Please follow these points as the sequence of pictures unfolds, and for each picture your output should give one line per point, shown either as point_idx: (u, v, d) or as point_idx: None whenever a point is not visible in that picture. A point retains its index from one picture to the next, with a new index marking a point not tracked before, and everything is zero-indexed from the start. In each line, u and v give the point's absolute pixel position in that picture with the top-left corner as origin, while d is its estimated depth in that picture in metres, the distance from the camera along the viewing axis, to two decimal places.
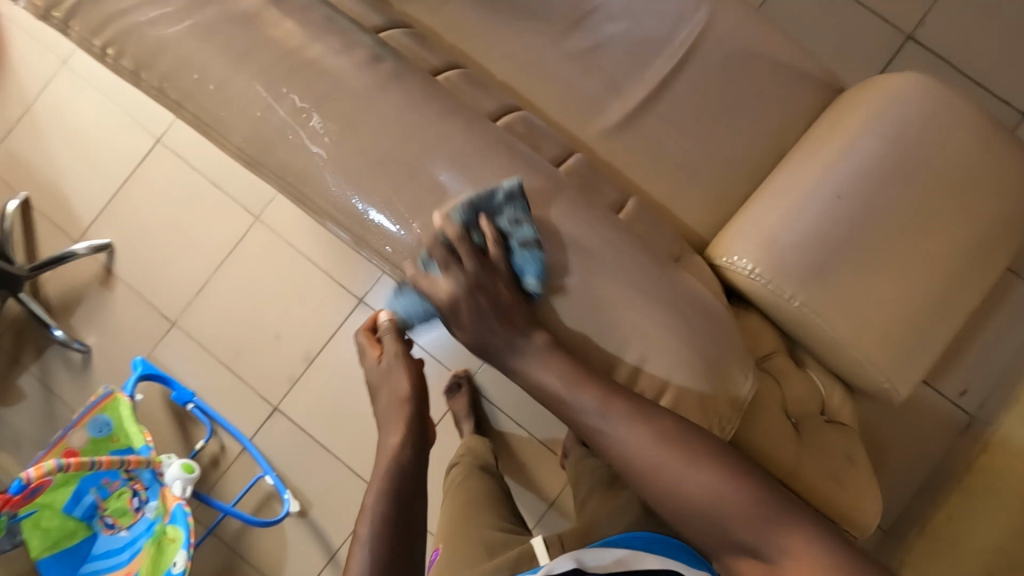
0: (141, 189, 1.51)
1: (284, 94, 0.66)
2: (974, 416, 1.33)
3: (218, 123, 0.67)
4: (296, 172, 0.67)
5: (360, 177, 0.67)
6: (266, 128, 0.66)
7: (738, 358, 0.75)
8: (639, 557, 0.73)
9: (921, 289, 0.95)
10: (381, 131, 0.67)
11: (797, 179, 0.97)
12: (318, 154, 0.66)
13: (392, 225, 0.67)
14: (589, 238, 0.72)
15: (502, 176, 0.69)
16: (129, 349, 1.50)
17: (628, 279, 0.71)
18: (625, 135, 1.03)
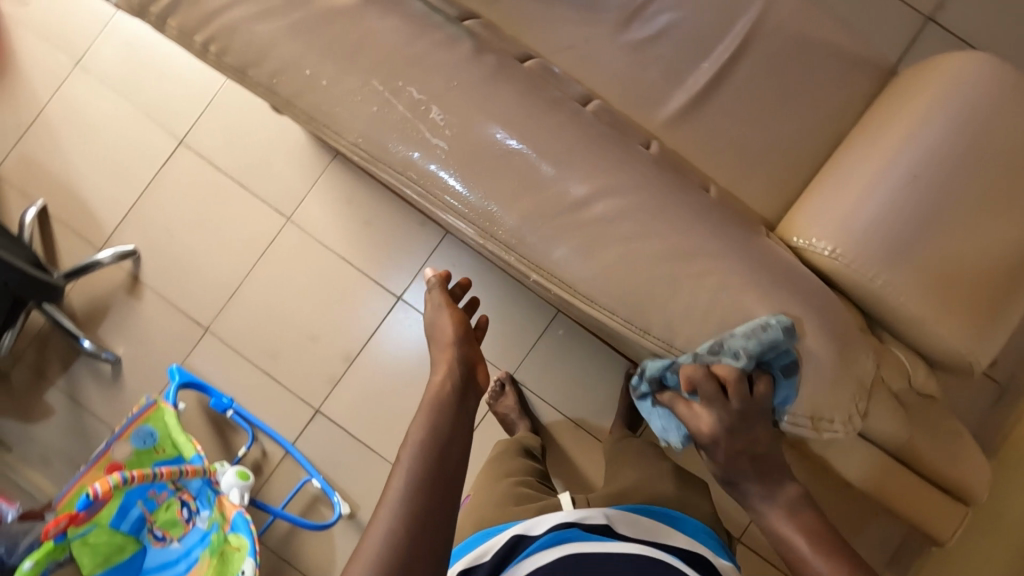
0: (163, 192, 1.55)
1: (400, 87, 0.64)
2: (1008, 385, 1.45)
3: (333, 121, 0.65)
4: (416, 169, 0.65)
5: (479, 173, 0.65)
6: (384, 122, 0.64)
7: (859, 342, 0.72)
8: (670, 534, 0.82)
9: (997, 266, 0.86)
10: (499, 124, 0.65)
11: (867, 162, 0.92)
12: (440, 147, 0.65)
13: (489, 204, 0.66)
14: (698, 226, 0.69)
15: (612, 165, 0.68)
16: (164, 354, 1.53)
17: (748, 264, 0.69)
18: (687, 124, 1.00)
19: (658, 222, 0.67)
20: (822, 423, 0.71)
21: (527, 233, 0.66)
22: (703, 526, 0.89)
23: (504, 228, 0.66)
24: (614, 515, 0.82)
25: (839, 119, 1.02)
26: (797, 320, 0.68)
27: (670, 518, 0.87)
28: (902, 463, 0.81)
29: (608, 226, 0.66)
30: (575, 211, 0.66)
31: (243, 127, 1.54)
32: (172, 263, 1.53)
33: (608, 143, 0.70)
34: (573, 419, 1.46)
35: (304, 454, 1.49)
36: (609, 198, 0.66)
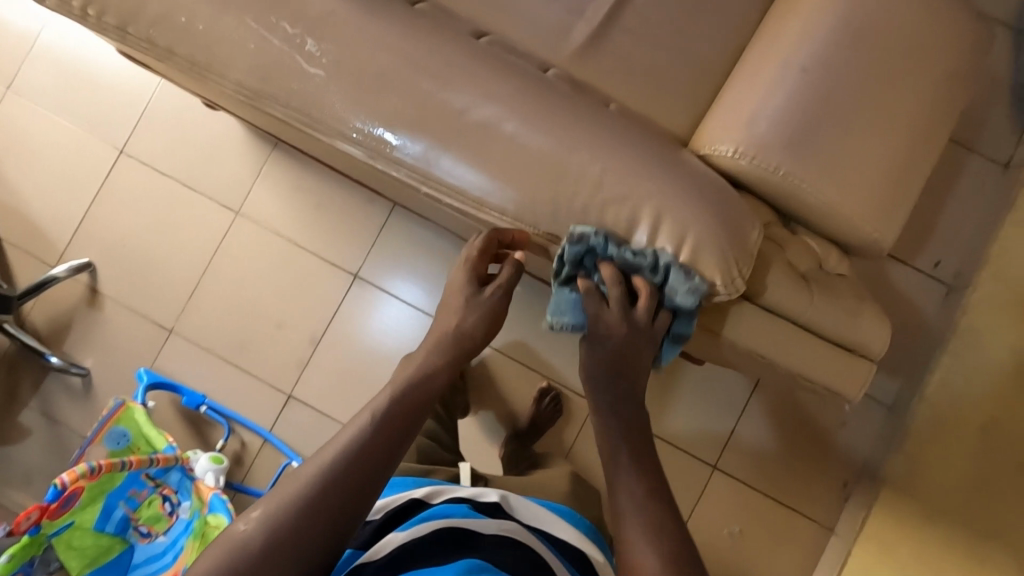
0: (110, 201, 1.56)
1: (275, 23, 0.71)
2: (951, 283, 1.53)
3: (218, 64, 0.73)
4: (304, 101, 0.72)
5: (369, 104, 0.72)
6: (263, 60, 0.72)
7: (745, 216, 0.78)
8: (557, 525, 0.84)
9: (894, 146, 0.89)
10: (378, 54, 0.72)
11: (762, 65, 0.95)
12: (317, 74, 0.72)
13: (394, 139, 0.73)
14: (577, 128, 0.75)
15: (495, 82, 0.75)
16: (132, 361, 1.54)
17: (628, 157, 0.76)
18: (594, 53, 1.02)
19: (535, 125, 0.74)
20: (705, 286, 0.76)
21: (410, 141, 0.73)
22: (592, 525, 0.92)
23: (389, 143, 0.73)
24: (509, 497, 0.85)
25: (739, 30, 1.05)
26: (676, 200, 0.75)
27: (563, 512, 0.89)
28: (821, 339, 0.83)
29: (492, 134, 0.73)
30: (454, 119, 0.73)
31: (182, 127, 1.56)
32: (128, 270, 1.55)
33: (490, 69, 0.76)
34: (541, 373, 1.47)
35: (282, 441, 1.51)
36: (481, 108, 0.73)
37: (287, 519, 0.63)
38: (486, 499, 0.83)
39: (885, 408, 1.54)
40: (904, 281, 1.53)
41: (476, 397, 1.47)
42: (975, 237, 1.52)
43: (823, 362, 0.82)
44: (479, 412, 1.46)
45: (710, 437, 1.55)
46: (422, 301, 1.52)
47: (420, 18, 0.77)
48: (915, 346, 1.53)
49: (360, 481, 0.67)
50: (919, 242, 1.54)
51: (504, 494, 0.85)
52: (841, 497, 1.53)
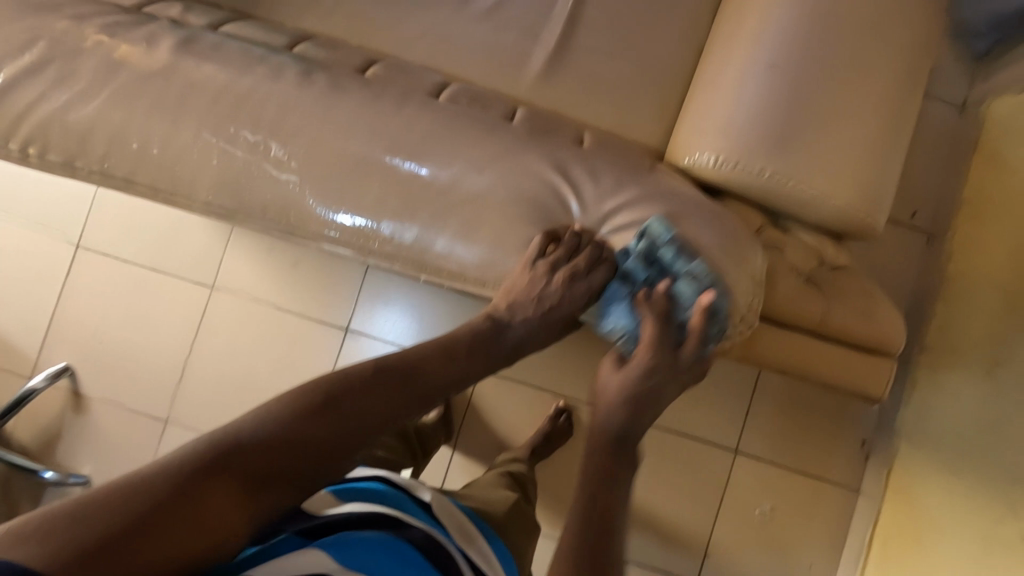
0: (77, 298, 1.49)
1: (234, 133, 0.73)
2: (930, 230, 1.56)
3: (180, 185, 0.75)
4: (276, 206, 0.74)
5: (342, 195, 0.73)
6: (226, 171, 0.74)
7: (745, 238, 0.76)
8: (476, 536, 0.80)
9: (875, 126, 0.88)
10: (347, 141, 0.73)
11: (728, 66, 0.94)
12: (291, 180, 0.73)
13: (377, 225, 0.74)
14: (558, 178, 0.75)
15: (467, 145, 0.74)
16: (131, 460, 1.48)
17: (612, 197, 0.76)
18: (555, 78, 1.00)
19: (508, 181, 0.74)
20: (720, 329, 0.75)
21: (402, 231, 0.74)
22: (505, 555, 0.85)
23: (378, 235, 0.74)
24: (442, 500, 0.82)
25: (694, 30, 1.03)
26: (667, 231, 0.74)
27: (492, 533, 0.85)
28: (836, 343, 0.83)
29: (467, 198, 0.74)
30: (434, 193, 0.73)
31: (139, 212, 1.49)
32: (110, 368, 1.49)
33: (460, 134, 0.75)
34: (551, 394, 1.45)
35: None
36: (470, 180, 0.74)
37: (347, 390, 0.67)
38: (420, 495, 0.79)
39: None
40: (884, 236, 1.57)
41: (492, 428, 1.46)
42: (945, 182, 1.56)
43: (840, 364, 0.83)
44: (496, 442, 1.45)
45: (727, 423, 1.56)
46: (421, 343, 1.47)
47: (380, 91, 0.75)
48: (907, 296, 1.56)
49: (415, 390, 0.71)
50: None
51: (443, 499, 0.81)
52: (862, 455, 1.56)
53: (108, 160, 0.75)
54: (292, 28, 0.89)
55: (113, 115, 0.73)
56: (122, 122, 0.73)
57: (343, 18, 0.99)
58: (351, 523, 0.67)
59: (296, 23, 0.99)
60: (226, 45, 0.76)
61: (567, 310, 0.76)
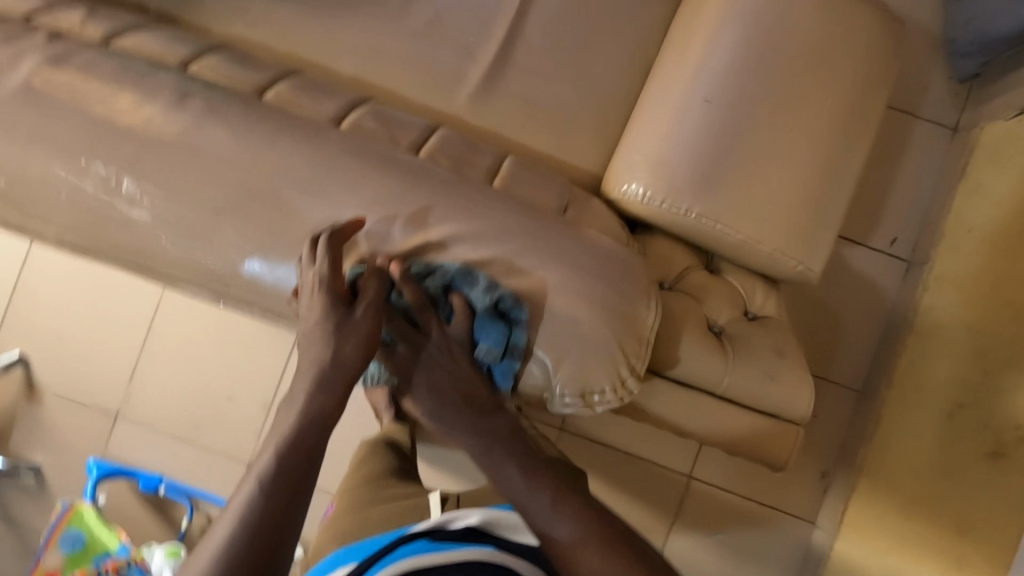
0: (30, 292, 1.49)
1: (86, 168, 0.71)
2: (908, 259, 1.49)
3: (36, 213, 0.75)
4: (125, 247, 0.75)
5: (195, 236, 0.72)
6: (76, 209, 0.74)
7: (643, 289, 0.75)
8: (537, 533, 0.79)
9: (810, 166, 0.85)
10: (235, 171, 0.71)
11: (667, 93, 0.89)
12: (142, 218, 0.72)
13: (243, 264, 0.73)
14: (457, 215, 0.73)
15: (353, 180, 0.72)
16: (82, 452, 1.49)
17: (511, 240, 0.73)
18: (490, 97, 0.95)
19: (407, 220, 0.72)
20: (593, 396, 0.74)
21: (262, 272, 0.73)
22: None
23: (243, 274, 0.74)
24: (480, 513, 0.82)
25: (642, 53, 0.99)
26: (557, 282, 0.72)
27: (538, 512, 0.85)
28: (734, 404, 0.81)
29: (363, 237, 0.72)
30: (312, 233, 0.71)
31: None
32: (61, 361, 1.49)
33: (344, 164, 0.73)
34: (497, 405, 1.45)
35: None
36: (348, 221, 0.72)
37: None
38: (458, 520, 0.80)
39: (856, 396, 1.50)
40: (859, 263, 1.49)
41: None
42: (928, 207, 1.48)
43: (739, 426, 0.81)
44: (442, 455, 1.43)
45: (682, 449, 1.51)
46: None
47: (264, 119, 0.73)
48: (879, 326, 1.49)
49: (255, 556, 0.59)
50: (871, 220, 1.49)
51: (488, 514, 0.75)
52: (821, 488, 1.51)
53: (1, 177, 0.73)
54: (206, 38, 0.86)
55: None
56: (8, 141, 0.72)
57: (268, 25, 0.95)
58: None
59: (219, 28, 0.96)
60: (117, 62, 0.75)
61: (335, 302, 0.71)
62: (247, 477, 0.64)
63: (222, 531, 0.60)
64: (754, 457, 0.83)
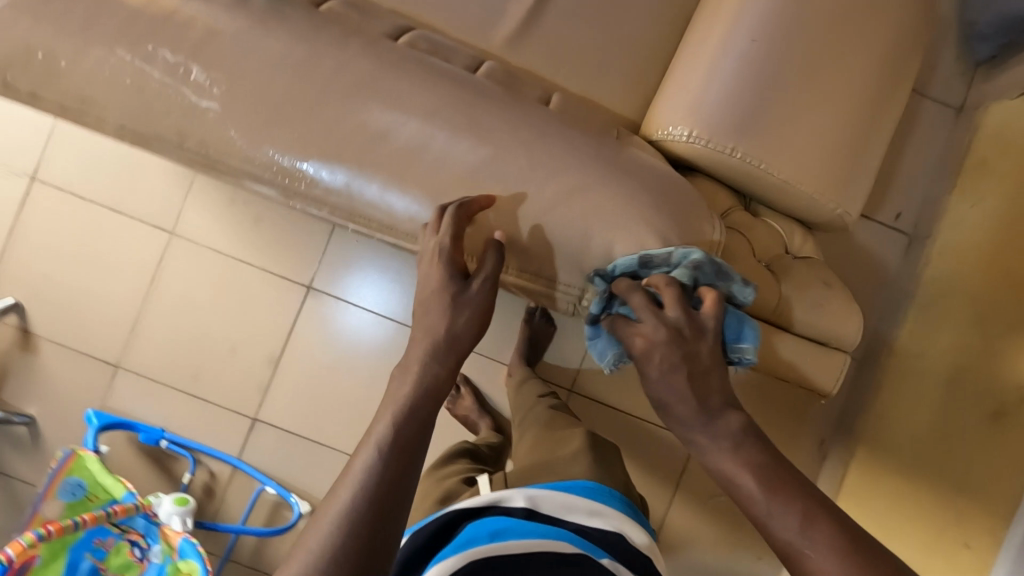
0: (30, 234, 1.43)
1: (150, 51, 0.73)
2: (912, 233, 1.52)
3: (91, 104, 0.77)
4: (194, 138, 0.76)
5: (265, 134, 0.74)
6: (138, 92, 0.75)
7: (704, 211, 0.79)
8: (593, 516, 0.85)
9: (849, 113, 0.87)
10: (294, 78, 0.73)
11: (709, 37, 0.90)
12: (209, 106, 0.74)
13: (311, 167, 0.75)
14: (515, 135, 0.75)
15: (415, 90, 0.74)
16: (81, 404, 1.44)
17: (575, 156, 0.76)
18: (530, 38, 0.95)
19: (466, 135, 0.74)
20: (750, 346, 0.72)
21: (330, 173, 0.74)
22: (624, 499, 0.94)
23: (306, 175, 0.75)
24: (537, 496, 0.86)
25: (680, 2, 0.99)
26: (619, 192, 0.75)
27: (593, 493, 0.90)
28: (788, 331, 0.85)
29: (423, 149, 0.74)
30: (376, 142, 0.74)
31: (99, 146, 1.43)
32: (59, 309, 1.44)
33: (405, 76, 0.75)
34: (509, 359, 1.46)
35: (279, 482, 1.46)
36: (410, 128, 0.73)
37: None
38: (517, 503, 0.83)
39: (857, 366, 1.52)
40: (867, 235, 1.52)
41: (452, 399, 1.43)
42: (932, 183, 1.52)
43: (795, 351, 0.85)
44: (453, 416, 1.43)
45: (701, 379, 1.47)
46: (354, 295, 1.46)
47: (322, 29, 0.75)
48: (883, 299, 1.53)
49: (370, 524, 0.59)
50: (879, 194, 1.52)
51: (531, 495, 0.86)
52: (819, 456, 1.51)
53: (57, 60, 0.75)
54: None
55: (64, 35, 0.74)
56: (73, 41, 0.74)
57: None
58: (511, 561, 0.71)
59: None
60: None
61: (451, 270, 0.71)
62: (364, 448, 0.62)
63: (342, 499, 0.60)
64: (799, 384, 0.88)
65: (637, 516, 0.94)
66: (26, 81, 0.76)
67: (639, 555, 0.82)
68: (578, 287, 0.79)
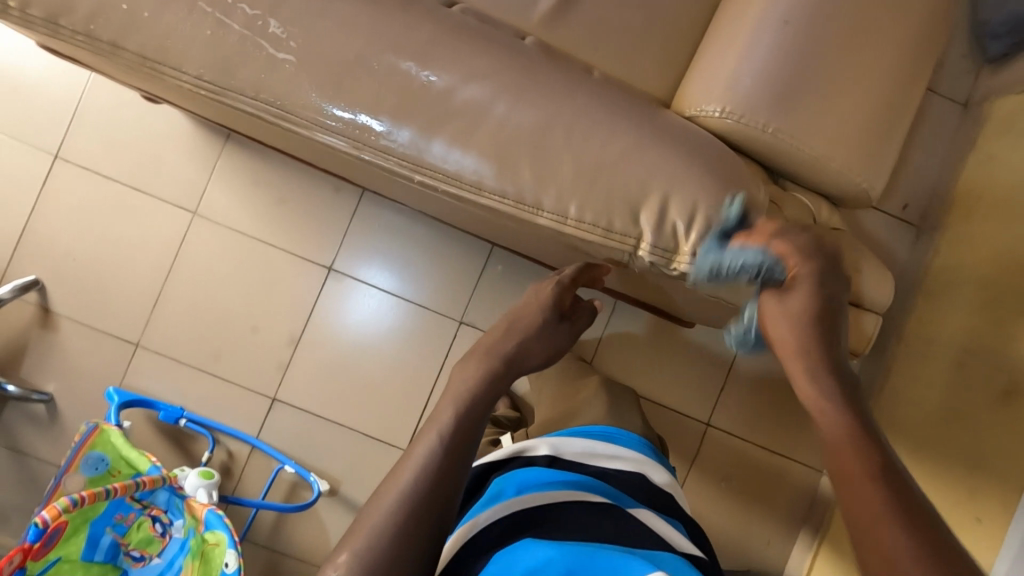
0: (53, 212, 1.44)
1: (232, 7, 0.80)
2: (918, 224, 1.57)
3: (169, 54, 0.81)
4: (271, 89, 0.81)
5: (339, 91, 0.80)
6: (221, 41, 0.80)
7: (749, 176, 0.86)
8: (615, 460, 0.87)
9: (876, 92, 0.90)
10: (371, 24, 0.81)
11: (741, 19, 0.94)
12: (287, 58, 0.80)
13: (381, 125, 0.81)
14: (562, 104, 0.82)
15: (477, 49, 0.83)
16: (100, 382, 1.44)
17: (626, 121, 0.83)
18: (566, 18, 0.98)
19: (520, 100, 0.81)
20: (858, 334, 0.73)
21: (398, 132, 0.80)
22: (644, 440, 0.97)
23: (376, 131, 0.81)
24: (557, 443, 0.86)
25: None
26: (665, 152, 0.82)
27: (613, 440, 0.92)
28: None
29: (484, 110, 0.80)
30: (442, 100, 0.80)
31: (125, 125, 1.44)
32: (80, 288, 1.44)
33: (461, 43, 0.82)
34: None
35: (298, 462, 1.46)
36: (471, 88, 0.80)
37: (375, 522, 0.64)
38: (540, 452, 0.84)
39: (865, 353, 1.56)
40: (875, 226, 1.57)
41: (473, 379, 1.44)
42: (939, 176, 1.57)
43: None
44: None
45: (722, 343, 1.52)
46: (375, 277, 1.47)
47: None
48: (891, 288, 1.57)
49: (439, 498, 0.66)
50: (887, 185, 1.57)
51: (553, 443, 0.86)
52: None
53: (139, 11, 0.80)
54: None
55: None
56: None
57: None
58: (547, 520, 0.72)
59: None
60: None
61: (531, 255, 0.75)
62: (424, 436, 0.70)
63: (404, 479, 0.66)
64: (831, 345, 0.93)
65: (658, 457, 0.96)
66: (109, 31, 0.81)
67: (661, 496, 0.85)
68: (635, 235, 0.81)
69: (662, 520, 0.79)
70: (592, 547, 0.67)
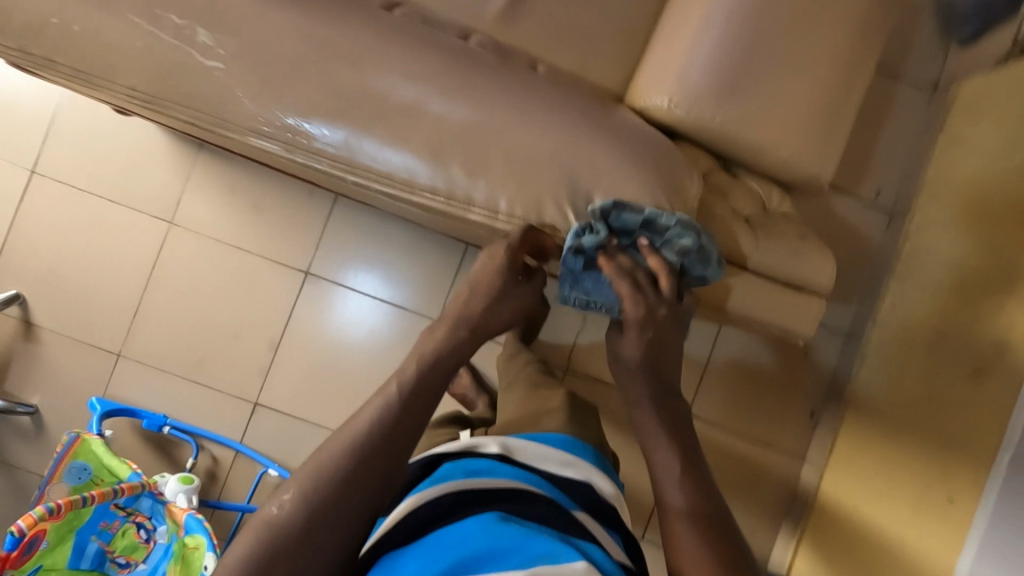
0: (32, 227, 1.45)
1: (159, 16, 0.83)
2: (892, 208, 1.57)
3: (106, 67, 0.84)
4: (204, 98, 0.84)
5: (280, 98, 0.84)
6: (156, 51, 0.83)
7: (684, 167, 0.90)
8: (566, 466, 0.86)
9: (823, 78, 0.91)
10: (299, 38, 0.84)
11: (688, 11, 0.95)
12: (215, 64, 0.83)
13: (319, 129, 0.84)
14: (496, 108, 0.86)
15: (406, 52, 0.87)
16: (83, 393, 1.46)
17: (560, 120, 0.87)
18: (518, 16, 0.99)
19: (451, 96, 0.85)
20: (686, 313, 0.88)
21: (333, 134, 0.84)
22: (599, 455, 0.94)
23: (313, 134, 0.84)
24: (511, 444, 0.87)
25: None
26: (593, 149, 0.86)
27: (567, 445, 0.91)
28: (765, 278, 0.94)
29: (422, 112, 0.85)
30: (376, 104, 0.84)
31: (99, 138, 1.46)
32: (60, 300, 1.46)
33: (394, 48, 0.87)
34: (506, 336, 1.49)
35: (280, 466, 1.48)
36: (403, 88, 0.85)
37: (321, 502, 0.69)
38: (492, 449, 0.84)
39: (844, 338, 1.57)
40: (850, 211, 1.57)
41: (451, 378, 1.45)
42: (911, 159, 1.57)
43: (770, 298, 0.94)
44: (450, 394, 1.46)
45: (699, 335, 1.53)
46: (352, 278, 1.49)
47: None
48: (868, 273, 1.57)
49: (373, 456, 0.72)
50: (860, 170, 1.57)
51: (507, 442, 0.86)
52: (811, 425, 1.57)
53: (69, 26, 0.83)
54: None
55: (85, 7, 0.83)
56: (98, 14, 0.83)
57: None
58: (487, 502, 0.73)
59: None
60: None
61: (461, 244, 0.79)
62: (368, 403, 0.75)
63: (343, 439, 0.72)
64: (777, 328, 0.97)
65: (608, 469, 0.94)
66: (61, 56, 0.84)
67: (605, 508, 0.84)
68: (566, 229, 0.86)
69: (603, 531, 0.78)
70: (523, 530, 0.69)
